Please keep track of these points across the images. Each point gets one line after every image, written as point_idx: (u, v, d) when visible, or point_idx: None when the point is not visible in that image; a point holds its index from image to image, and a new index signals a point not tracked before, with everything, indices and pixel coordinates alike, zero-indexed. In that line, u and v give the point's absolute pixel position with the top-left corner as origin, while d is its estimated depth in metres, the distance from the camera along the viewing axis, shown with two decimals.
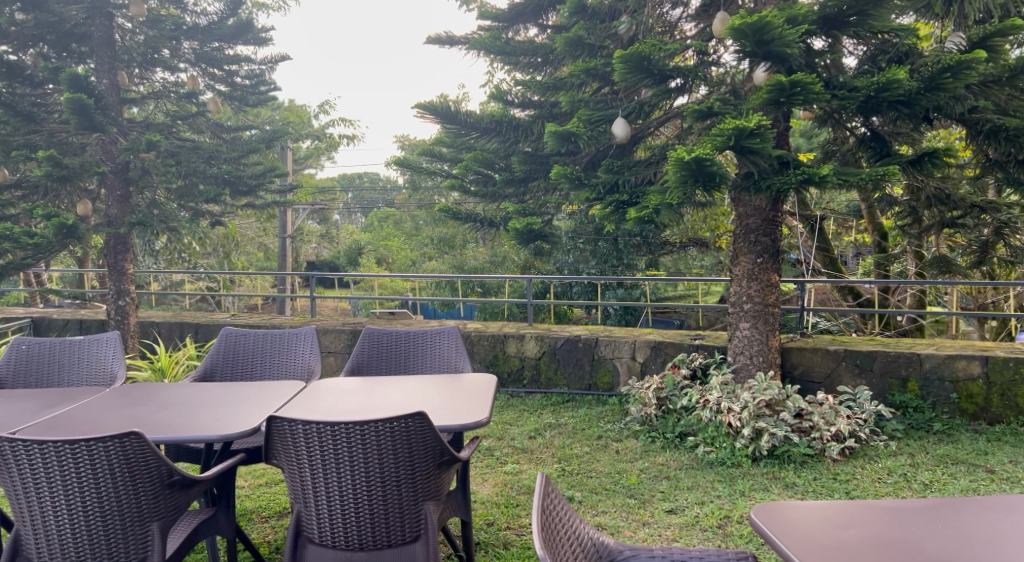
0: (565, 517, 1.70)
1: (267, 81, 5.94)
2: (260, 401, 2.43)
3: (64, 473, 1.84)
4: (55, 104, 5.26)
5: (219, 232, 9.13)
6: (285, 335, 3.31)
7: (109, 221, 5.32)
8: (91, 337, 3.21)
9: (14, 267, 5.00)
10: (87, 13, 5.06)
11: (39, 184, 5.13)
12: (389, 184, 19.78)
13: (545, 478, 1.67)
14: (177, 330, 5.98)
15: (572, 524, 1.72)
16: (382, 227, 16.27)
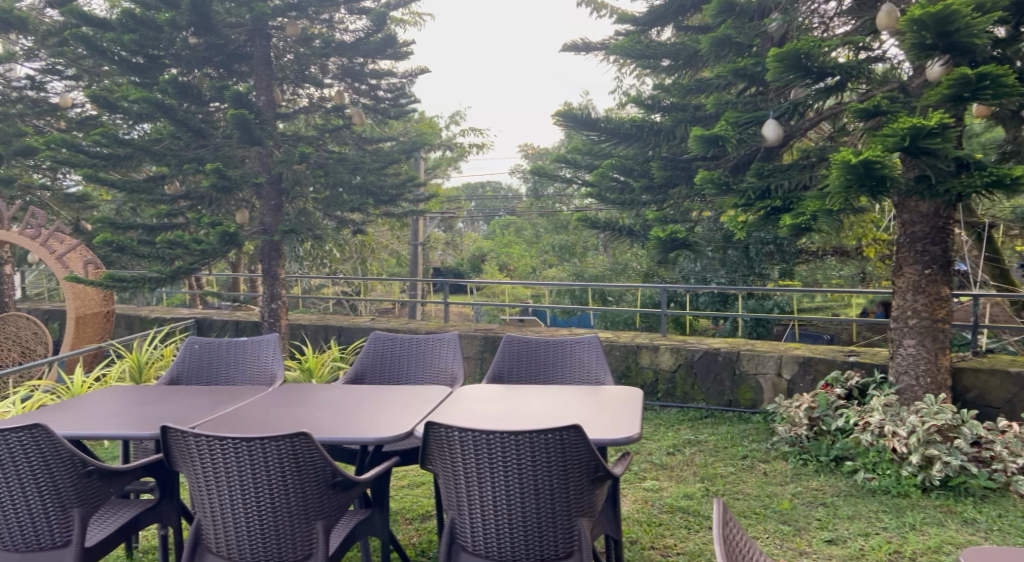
0: (743, 548, 1.59)
1: (407, 94, 6.14)
2: (410, 405, 2.48)
3: (241, 469, 1.95)
4: (219, 120, 5.71)
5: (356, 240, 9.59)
6: (429, 342, 3.39)
7: (265, 229, 5.68)
8: (253, 338, 3.43)
9: (184, 272, 5.42)
10: (248, 35, 5.46)
11: (205, 195, 5.56)
12: (511, 192, 20.10)
13: (723, 505, 1.55)
14: (322, 332, 6.29)
15: (751, 556, 1.61)
16: (504, 234, 16.55)
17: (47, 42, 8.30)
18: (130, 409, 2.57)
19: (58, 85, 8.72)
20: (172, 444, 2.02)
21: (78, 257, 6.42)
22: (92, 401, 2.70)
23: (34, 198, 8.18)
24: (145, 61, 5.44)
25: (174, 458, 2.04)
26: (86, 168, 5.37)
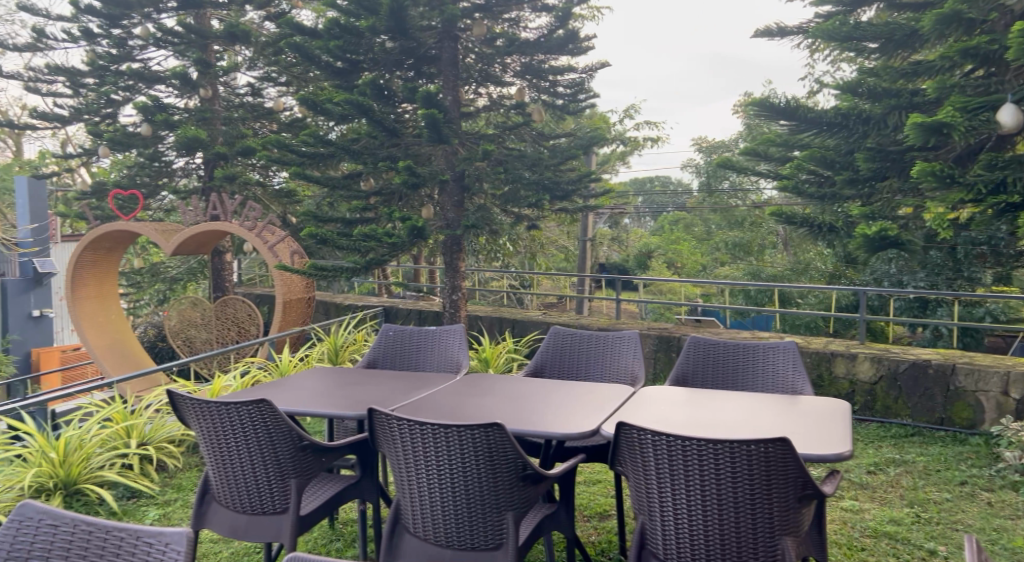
0: None
1: (586, 89, 6.10)
2: (598, 403, 2.44)
3: (439, 454, 2.02)
4: (410, 119, 6.00)
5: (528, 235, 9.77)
6: (611, 338, 3.35)
7: (448, 224, 5.90)
8: (441, 328, 3.57)
9: (376, 262, 5.77)
10: (439, 37, 5.68)
11: (396, 190, 5.88)
12: (681, 187, 19.61)
13: (976, 542, 1.40)
14: (497, 324, 6.44)
15: None
16: (673, 230, 16.17)
17: (264, 53, 9.20)
18: (334, 389, 2.75)
19: (272, 91, 9.63)
20: (376, 426, 2.13)
21: (285, 248, 7.06)
22: (303, 381, 2.93)
23: (250, 193, 9.09)
24: (346, 66, 5.84)
25: (377, 438, 2.15)
26: (295, 166, 5.87)
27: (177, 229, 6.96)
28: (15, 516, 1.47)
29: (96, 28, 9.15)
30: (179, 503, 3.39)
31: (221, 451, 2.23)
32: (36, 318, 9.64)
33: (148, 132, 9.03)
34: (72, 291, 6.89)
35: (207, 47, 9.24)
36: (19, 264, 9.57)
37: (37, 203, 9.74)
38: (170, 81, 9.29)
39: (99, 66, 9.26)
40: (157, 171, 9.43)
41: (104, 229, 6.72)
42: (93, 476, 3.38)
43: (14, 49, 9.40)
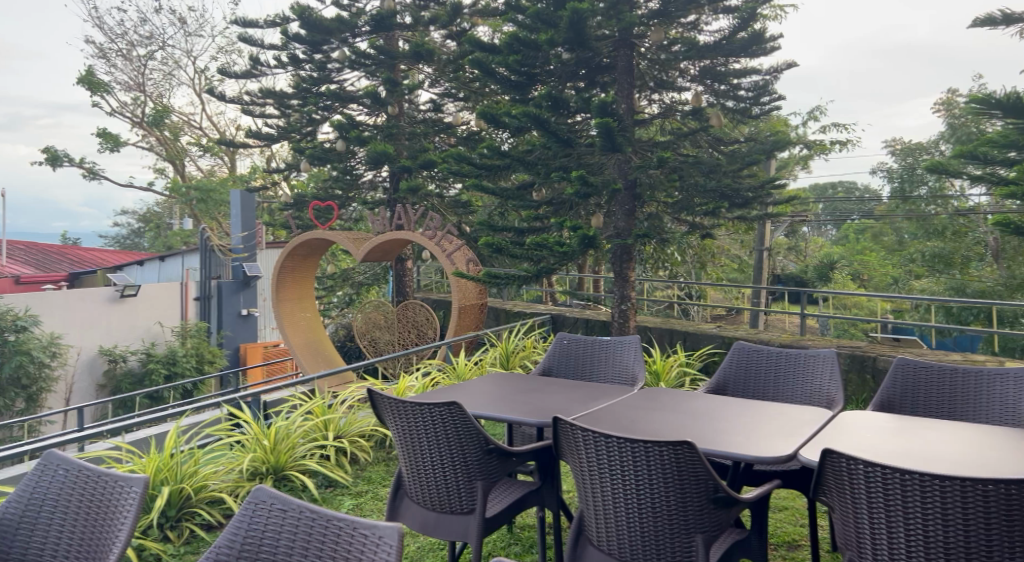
0: None
1: (770, 91, 5.77)
2: (791, 426, 2.30)
3: (624, 469, 1.98)
4: (583, 129, 6.01)
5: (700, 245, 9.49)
6: (802, 357, 3.14)
7: (619, 233, 5.84)
8: (616, 339, 3.54)
9: (547, 271, 5.83)
10: (615, 45, 5.66)
11: (567, 200, 5.93)
12: (869, 194, 18.19)
13: None
14: (667, 336, 6.28)
15: None
16: (860, 241, 15.03)
17: (446, 70, 9.65)
18: (514, 395, 2.80)
19: (452, 106, 10.07)
20: (562, 436, 2.13)
21: (461, 255, 7.32)
22: (484, 385, 3.01)
23: (430, 203, 9.53)
24: (523, 79, 5.97)
25: (561, 448, 2.16)
26: (472, 177, 6.09)
27: (367, 238, 7.48)
28: (251, 499, 1.61)
29: (301, 55, 10.03)
30: (370, 495, 3.62)
31: (412, 450, 2.33)
32: (244, 316, 10.60)
33: (342, 148, 9.75)
34: (276, 293, 7.58)
35: (395, 67, 9.83)
36: (232, 267, 10.32)
37: (248, 213, 10.72)
38: (362, 101, 10.04)
39: (302, 88, 10.13)
40: (349, 184, 10.21)
41: (303, 236, 7.33)
42: (298, 464, 3.68)
43: (234, 76, 10.52)
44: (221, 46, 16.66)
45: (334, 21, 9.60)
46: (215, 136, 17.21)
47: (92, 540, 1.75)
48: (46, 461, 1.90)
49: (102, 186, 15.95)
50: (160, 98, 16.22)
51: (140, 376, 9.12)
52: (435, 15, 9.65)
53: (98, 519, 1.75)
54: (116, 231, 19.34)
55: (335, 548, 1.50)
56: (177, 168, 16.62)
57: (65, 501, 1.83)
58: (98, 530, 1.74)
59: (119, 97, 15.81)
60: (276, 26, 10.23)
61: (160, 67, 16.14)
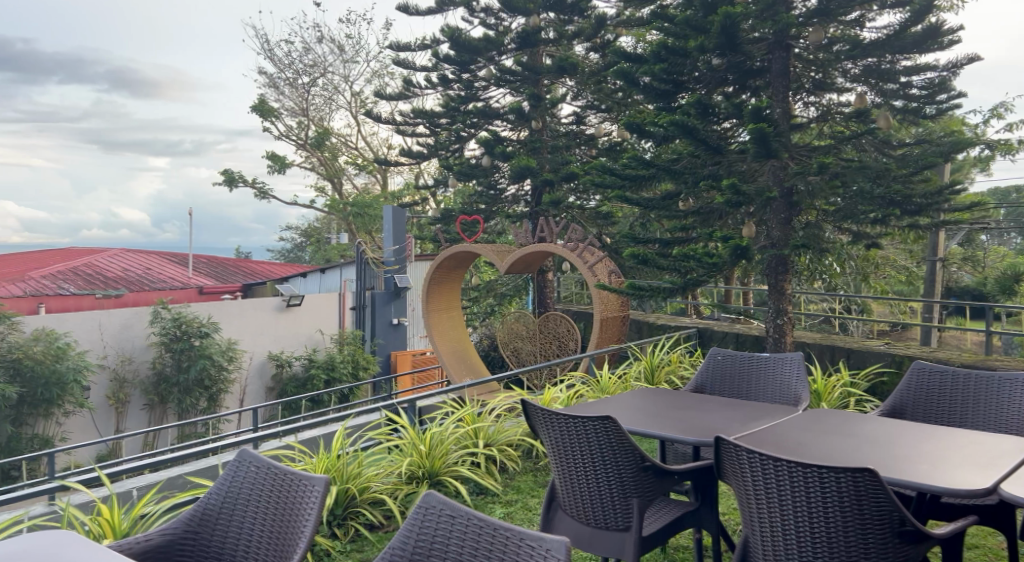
0: None
1: (948, 88, 5.31)
2: (980, 454, 2.10)
3: (795, 495, 1.88)
4: (733, 136, 5.82)
5: (862, 255, 8.89)
6: (988, 380, 3.01)
7: (773, 243, 5.58)
8: (776, 356, 3.38)
9: (695, 283, 5.68)
10: (769, 48, 5.44)
11: (716, 209, 5.76)
12: None
13: None
14: (828, 352, 5.92)
15: None
16: None
17: (590, 82, 9.66)
18: (668, 411, 2.74)
19: (595, 118, 10.09)
20: (724, 456, 2.05)
21: (603, 267, 7.27)
22: (633, 399, 2.96)
23: (571, 215, 9.60)
24: (671, 87, 5.88)
25: (723, 469, 2.07)
26: (617, 188, 6.05)
27: (510, 250, 7.56)
28: (422, 504, 1.66)
29: (450, 75, 10.40)
30: (520, 504, 3.65)
31: (567, 462, 2.32)
32: (395, 325, 11.19)
33: (488, 164, 10.01)
34: (428, 304, 7.89)
35: (539, 82, 9.97)
36: (384, 278, 11.19)
37: (399, 228, 11.41)
38: (506, 117, 10.26)
39: (451, 107, 10.50)
40: (494, 198, 10.47)
41: (452, 249, 7.57)
42: (452, 469, 3.78)
43: (388, 98, 11.09)
44: (375, 70, 17.62)
45: (482, 40, 9.91)
46: (369, 155, 18.19)
47: (282, 536, 1.88)
48: (239, 459, 2.04)
49: (271, 204, 17.27)
50: (321, 121, 17.38)
51: (304, 380, 9.77)
52: (579, 28, 9.69)
53: (287, 517, 1.88)
54: (281, 246, 20.86)
55: (507, 550, 1.53)
56: (335, 186, 17.69)
57: (257, 497, 1.97)
58: (287, 528, 1.86)
59: (287, 122, 17.12)
60: (427, 48, 10.67)
61: (321, 92, 17.30)
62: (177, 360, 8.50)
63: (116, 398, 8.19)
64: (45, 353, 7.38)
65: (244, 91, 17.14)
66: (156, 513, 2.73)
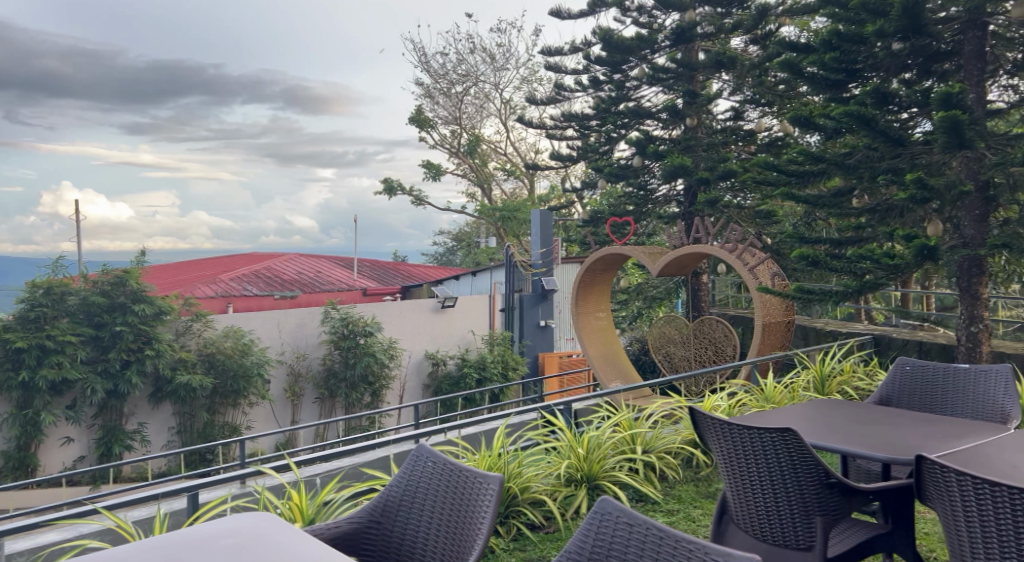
0: None
1: None
2: None
3: (1014, 525, 1.67)
4: (917, 126, 5.33)
5: None
6: None
7: (966, 242, 5.04)
8: (979, 368, 3.09)
9: (872, 286, 5.28)
10: (961, 28, 4.93)
11: (896, 206, 5.31)
12: None
13: None
14: None
15: None
16: None
17: (749, 75, 9.25)
18: (849, 425, 2.54)
19: (755, 113, 9.66)
20: (927, 477, 1.87)
21: (765, 269, 6.92)
22: (805, 412, 2.79)
23: (728, 215, 9.26)
24: (844, 77, 5.51)
25: (926, 491, 1.89)
26: (783, 186, 5.77)
27: (662, 252, 7.34)
28: (597, 509, 1.64)
29: (601, 76, 10.34)
30: (683, 515, 3.54)
31: (740, 473, 2.21)
32: (543, 327, 11.28)
33: (640, 164, 9.88)
34: (577, 306, 7.85)
35: (694, 79, 9.71)
36: (532, 281, 11.32)
37: (547, 231, 11.49)
38: (659, 116, 10.07)
39: (602, 108, 10.43)
40: (647, 200, 10.33)
41: (601, 252, 7.49)
42: (610, 474, 3.74)
43: (540, 103, 11.21)
44: (525, 77, 17.91)
45: (634, 39, 9.79)
46: (518, 160, 18.51)
47: (458, 532, 1.92)
48: (416, 454, 2.12)
49: (426, 210, 18.05)
50: (473, 129, 17.86)
51: (458, 378, 10.04)
52: (738, 21, 9.31)
53: (464, 513, 1.92)
54: (435, 250, 21.62)
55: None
56: (485, 192, 18.14)
57: (435, 492, 2.03)
58: (464, 523, 1.91)
59: (441, 131, 17.79)
60: (578, 51, 10.71)
61: (474, 101, 17.79)
62: (344, 357, 9.04)
63: (292, 391, 8.82)
64: (233, 348, 8.14)
65: (403, 102, 18.00)
66: (338, 502, 2.90)
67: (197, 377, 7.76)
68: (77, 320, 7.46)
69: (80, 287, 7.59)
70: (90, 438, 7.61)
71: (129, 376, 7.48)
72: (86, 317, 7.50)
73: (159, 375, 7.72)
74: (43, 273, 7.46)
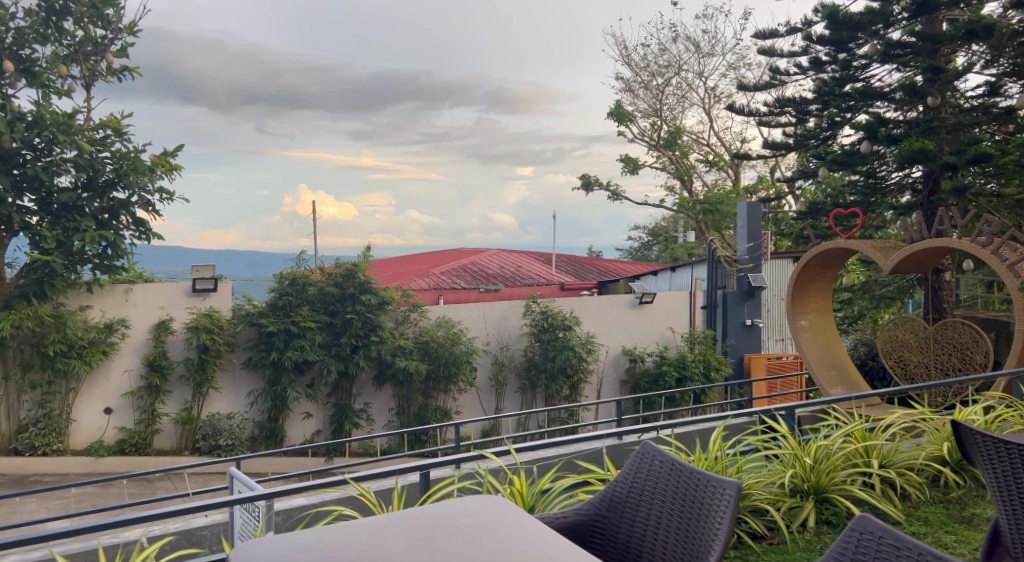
0: None
1: None
2: None
3: None
4: None
5: None
6: None
7: None
8: None
9: None
10: None
11: None
12: None
13: None
14: None
15: None
16: None
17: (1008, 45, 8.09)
18: None
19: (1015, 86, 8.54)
20: None
21: None
22: None
23: (978, 204, 8.29)
24: None
25: None
26: None
27: (897, 247, 6.61)
28: (855, 527, 1.50)
29: (824, 56, 9.52)
30: (931, 539, 3.16)
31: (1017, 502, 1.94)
32: (749, 326, 10.69)
33: (868, 150, 9.00)
34: (791, 305, 7.33)
35: (937, 52, 8.71)
36: (738, 277, 10.83)
37: (755, 223, 10.93)
38: (892, 96, 9.14)
39: (824, 91, 9.63)
40: (878, 190, 9.48)
41: (822, 246, 6.92)
42: (841, 488, 3.44)
43: (753, 89, 10.58)
44: (731, 63, 17.17)
45: (865, 14, 8.91)
46: (722, 151, 17.79)
47: (691, 536, 1.88)
48: (642, 453, 2.10)
49: (623, 205, 17.60)
50: (675, 120, 17.34)
51: (657, 376, 9.80)
52: None
53: (698, 518, 1.87)
54: (630, 244, 21.30)
55: None
56: (685, 184, 17.31)
57: (664, 493, 2.00)
58: (699, 527, 1.86)
59: (641, 124, 17.29)
60: (796, 31, 9.97)
61: (676, 91, 17.33)
62: (545, 349, 9.14)
63: (496, 380, 9.16)
64: (445, 337, 8.59)
65: (602, 97, 17.89)
66: (556, 491, 2.93)
67: (414, 362, 8.28)
68: (315, 308, 8.26)
69: (318, 278, 8.35)
70: (326, 413, 8.45)
71: (358, 360, 8.16)
72: (323, 305, 8.28)
73: (382, 360, 8.33)
74: (289, 265, 8.34)
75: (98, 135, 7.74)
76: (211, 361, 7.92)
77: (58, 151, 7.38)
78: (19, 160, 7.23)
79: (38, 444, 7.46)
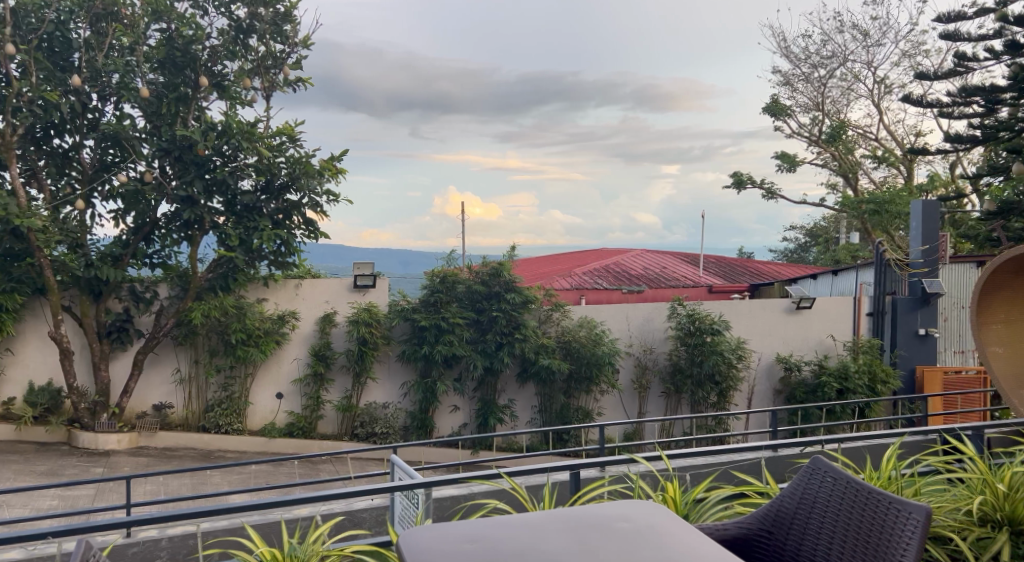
0: None
1: None
2: None
3: None
4: None
5: None
6: None
7: None
8: None
9: None
10: None
11: None
12: None
13: None
14: None
15: None
16: None
17: None
18: None
19: None
20: None
21: None
22: None
23: None
24: None
25: None
26: None
27: None
28: None
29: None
30: None
31: None
32: (921, 336, 9.82)
33: None
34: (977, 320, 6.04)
35: None
36: (910, 283, 10.03)
37: (931, 224, 9.99)
38: None
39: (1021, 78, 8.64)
40: None
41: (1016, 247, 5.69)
42: None
43: (936, 77, 9.69)
44: (906, 51, 15.81)
45: None
46: (893, 145, 16.45)
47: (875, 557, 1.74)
48: (813, 466, 1.98)
49: (779, 204, 16.72)
50: (839, 114, 16.29)
51: (815, 387, 9.21)
52: None
53: (882, 540, 1.73)
54: (786, 245, 20.31)
55: None
56: (850, 182, 16.26)
57: (841, 510, 1.87)
58: (885, 556, 1.72)
59: (800, 119, 16.48)
60: (988, 12, 9.05)
61: (840, 83, 16.26)
62: (691, 354, 8.80)
63: (639, 384, 8.99)
64: (587, 338, 8.55)
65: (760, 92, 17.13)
66: (712, 501, 2.77)
67: (557, 361, 8.31)
68: (463, 305, 8.49)
69: (466, 276, 8.57)
70: (472, 406, 8.66)
71: (502, 356, 8.28)
72: (471, 302, 8.50)
73: (526, 358, 8.42)
74: (440, 263, 8.62)
75: (276, 141, 8.36)
76: (370, 352, 8.33)
77: (242, 157, 8.06)
78: (210, 165, 8.02)
79: (221, 423, 8.17)
